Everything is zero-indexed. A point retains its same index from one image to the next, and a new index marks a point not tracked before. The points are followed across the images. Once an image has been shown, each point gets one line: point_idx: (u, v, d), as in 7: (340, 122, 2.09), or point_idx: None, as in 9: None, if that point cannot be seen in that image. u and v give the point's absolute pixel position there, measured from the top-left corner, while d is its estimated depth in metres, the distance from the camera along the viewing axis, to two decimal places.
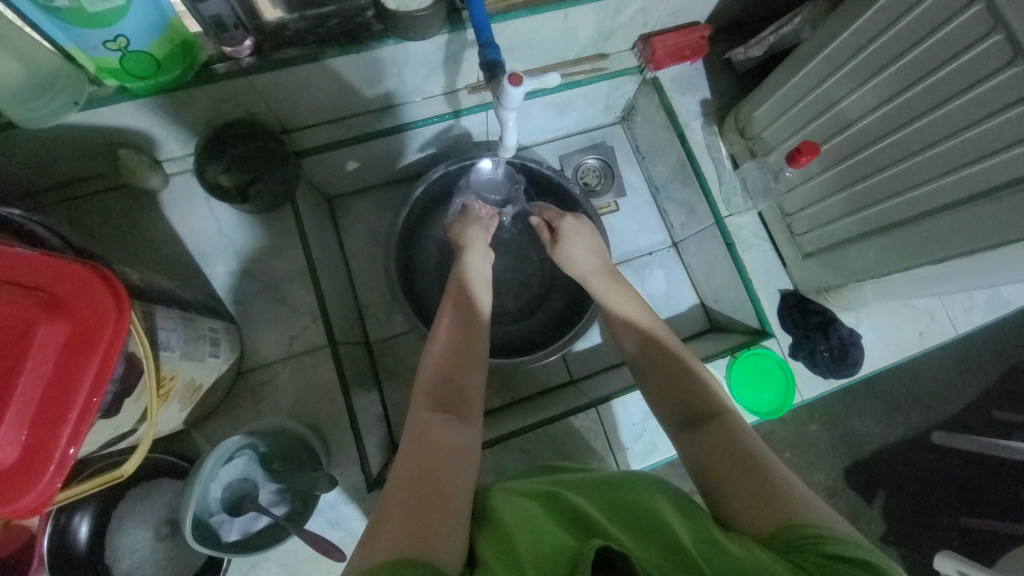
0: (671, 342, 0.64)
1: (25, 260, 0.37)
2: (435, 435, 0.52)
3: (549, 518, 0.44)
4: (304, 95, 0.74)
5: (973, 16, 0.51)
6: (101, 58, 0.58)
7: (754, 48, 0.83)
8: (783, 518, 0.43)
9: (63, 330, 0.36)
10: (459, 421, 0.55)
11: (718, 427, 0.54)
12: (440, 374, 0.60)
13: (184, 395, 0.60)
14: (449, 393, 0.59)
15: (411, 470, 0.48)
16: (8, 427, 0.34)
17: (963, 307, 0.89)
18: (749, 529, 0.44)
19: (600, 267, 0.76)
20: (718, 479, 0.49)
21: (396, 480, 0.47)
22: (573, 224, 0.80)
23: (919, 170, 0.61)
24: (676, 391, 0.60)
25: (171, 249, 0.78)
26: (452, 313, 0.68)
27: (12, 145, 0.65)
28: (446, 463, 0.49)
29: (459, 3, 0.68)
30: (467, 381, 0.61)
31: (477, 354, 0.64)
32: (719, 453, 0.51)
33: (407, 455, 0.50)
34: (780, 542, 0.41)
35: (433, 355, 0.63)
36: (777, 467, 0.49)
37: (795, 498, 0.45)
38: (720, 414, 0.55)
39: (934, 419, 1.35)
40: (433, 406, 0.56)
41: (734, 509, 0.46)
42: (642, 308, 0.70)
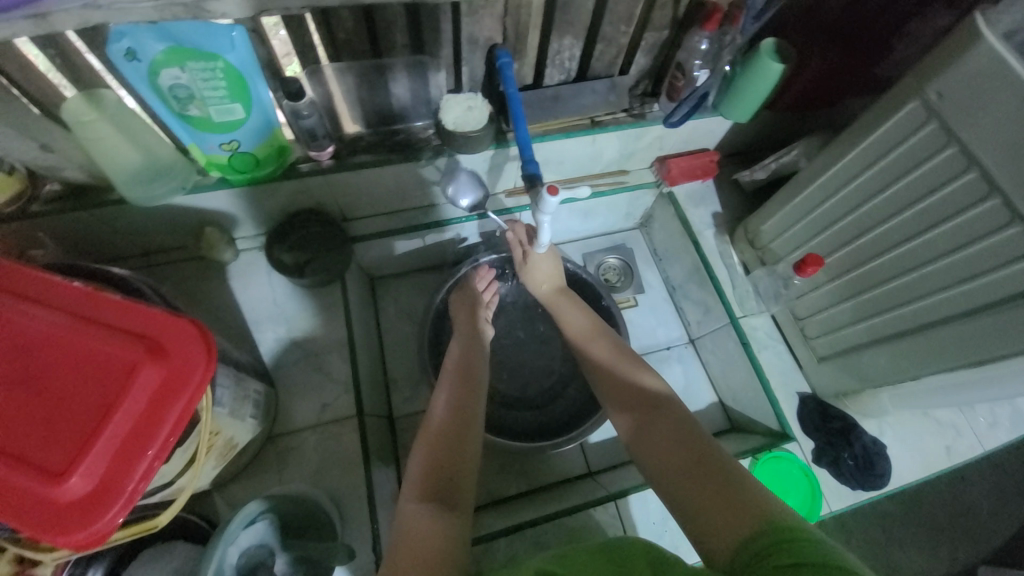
0: (627, 359, 0.72)
1: (143, 312, 0.44)
2: (425, 526, 0.55)
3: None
4: (366, 190, 0.86)
5: (949, 156, 0.60)
6: (213, 155, 0.71)
7: (759, 171, 0.96)
8: (751, 521, 0.47)
9: (160, 374, 0.42)
10: (453, 509, 0.58)
11: (681, 435, 0.59)
12: (435, 450, 0.63)
13: (221, 453, 0.62)
14: (442, 478, 0.61)
15: (403, 558, 0.51)
16: (94, 458, 0.39)
17: (988, 422, 0.88)
18: (717, 548, 0.48)
19: (557, 285, 0.86)
20: (685, 495, 0.53)
21: (389, 568, 0.51)
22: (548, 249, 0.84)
23: (920, 283, 0.67)
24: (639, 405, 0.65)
25: (228, 315, 0.86)
26: (452, 384, 0.72)
27: (119, 218, 0.77)
28: (440, 560, 0.52)
29: (505, 127, 0.83)
30: (460, 470, 0.62)
31: (471, 441, 0.66)
32: (680, 471, 0.55)
33: (403, 537, 0.54)
34: (750, 546, 0.45)
35: (430, 428, 0.66)
36: (737, 467, 0.54)
37: (758, 497, 0.49)
38: (681, 420, 0.61)
39: (985, 552, 1.23)
40: (427, 489, 0.59)
41: (703, 525, 0.50)
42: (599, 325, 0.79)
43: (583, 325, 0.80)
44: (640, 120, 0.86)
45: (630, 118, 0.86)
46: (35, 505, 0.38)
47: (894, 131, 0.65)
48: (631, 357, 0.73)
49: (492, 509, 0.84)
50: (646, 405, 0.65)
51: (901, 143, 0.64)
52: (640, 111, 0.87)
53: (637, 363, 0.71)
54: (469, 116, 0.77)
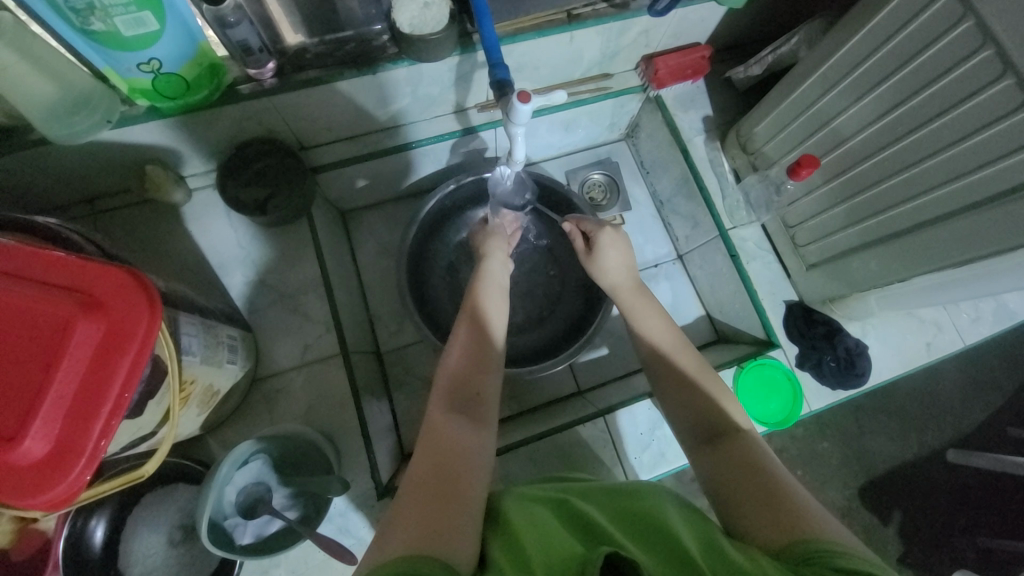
0: (705, 370, 0.64)
1: (68, 263, 0.39)
2: (448, 437, 0.53)
3: (557, 523, 0.45)
4: (322, 113, 0.77)
5: (964, 32, 0.53)
6: (134, 79, 0.62)
7: (754, 67, 0.86)
8: (801, 535, 0.44)
9: (99, 328, 0.38)
10: (477, 424, 0.56)
11: (749, 461, 0.53)
12: (456, 377, 0.61)
13: (202, 400, 0.61)
14: (466, 394, 0.59)
15: (425, 468, 0.49)
16: (45, 418, 0.37)
17: (970, 318, 0.90)
18: (763, 543, 0.45)
19: (630, 280, 0.75)
20: (738, 498, 0.50)
21: (411, 478, 0.48)
22: (614, 236, 0.76)
23: (916, 180, 0.63)
24: (709, 423, 0.59)
25: (191, 260, 0.81)
26: (469, 305, 0.69)
27: (45, 161, 0.69)
28: (464, 463, 0.50)
29: (469, 28, 0.72)
30: (484, 387, 0.60)
31: (491, 364, 0.63)
32: (736, 475, 0.52)
33: (425, 449, 0.52)
34: (795, 554, 0.42)
35: (451, 356, 0.63)
36: (798, 490, 0.50)
37: (816, 520, 0.45)
38: (753, 451, 0.54)
39: (949, 436, 1.34)
40: (450, 407, 0.57)
41: (751, 531, 0.47)
42: (682, 338, 0.68)
43: (662, 335, 0.68)
44: (622, 11, 0.75)
45: (611, 10, 0.76)
46: None
47: (907, 4, 0.57)
48: (713, 376, 0.64)
49: None
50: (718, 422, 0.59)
51: (915, 18, 0.56)
52: (624, 0, 0.76)
53: (721, 386, 0.63)
54: (426, 16, 0.67)
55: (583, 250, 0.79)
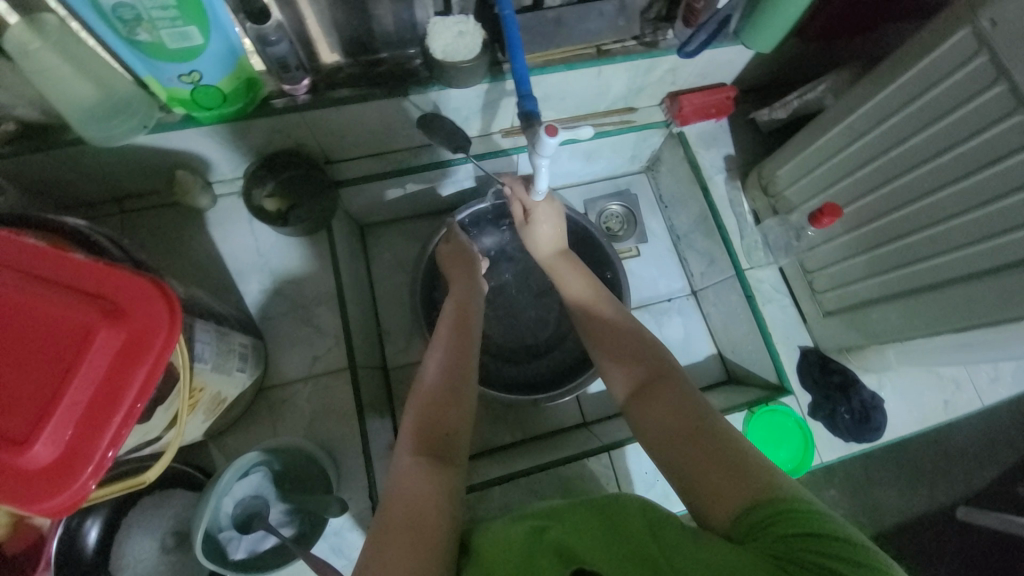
0: (631, 326, 0.68)
1: (95, 269, 0.40)
2: (417, 484, 0.51)
3: (536, 561, 0.43)
4: (350, 129, 0.79)
5: (995, 96, 0.53)
6: (174, 89, 0.63)
7: (778, 110, 0.87)
8: (751, 496, 0.45)
9: (119, 337, 0.39)
10: (446, 463, 0.55)
11: (686, 414, 0.55)
12: (425, 413, 0.59)
13: (209, 407, 0.62)
14: (436, 434, 0.57)
15: (393, 517, 0.47)
16: (56, 424, 0.37)
17: (990, 378, 0.88)
18: (718, 521, 0.47)
19: (558, 248, 0.80)
20: (681, 460, 0.52)
21: (380, 525, 0.47)
22: (550, 209, 0.79)
23: (940, 238, 0.62)
24: (641, 376, 0.61)
25: (210, 264, 0.82)
26: (447, 332, 0.68)
27: (80, 160, 0.70)
28: (430, 519, 0.48)
29: (501, 57, 0.74)
30: (453, 424, 0.59)
31: (467, 397, 0.62)
32: (679, 434, 0.53)
33: (391, 500, 0.50)
34: (750, 518, 0.44)
35: (424, 381, 0.62)
36: (735, 436, 0.52)
37: (758, 470, 0.47)
38: (686, 397, 0.57)
39: (962, 494, 1.30)
40: (419, 450, 0.55)
41: (703, 498, 0.49)
42: (600, 290, 0.75)
43: (586, 292, 0.75)
44: (652, 50, 0.77)
45: (641, 48, 0.77)
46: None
47: (937, 64, 0.57)
48: (635, 320, 0.69)
49: (487, 457, 0.85)
50: (646, 372, 0.61)
51: (945, 78, 0.57)
52: (653, 39, 0.78)
53: (642, 334, 0.66)
54: (459, 44, 0.69)
55: (522, 220, 0.82)
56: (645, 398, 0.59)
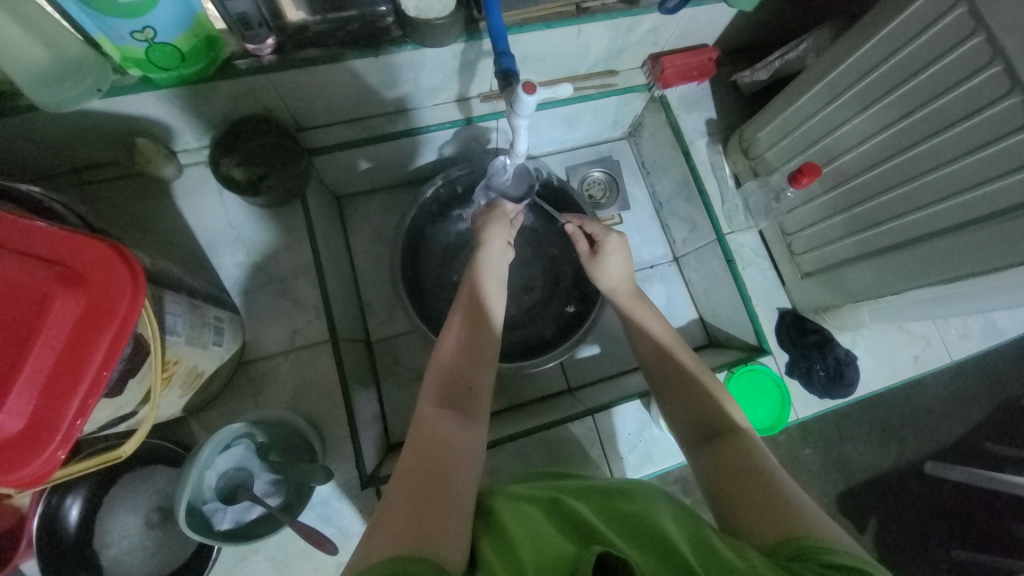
0: (696, 367, 0.66)
1: (47, 234, 0.38)
2: (442, 433, 0.52)
3: (547, 523, 0.44)
4: (321, 94, 0.76)
5: (973, 48, 0.52)
6: (127, 48, 0.59)
7: (760, 72, 0.86)
8: (790, 530, 0.44)
9: (79, 303, 0.37)
10: (467, 420, 0.56)
11: (747, 459, 0.54)
12: (448, 372, 0.61)
13: (185, 382, 0.60)
14: (458, 390, 0.59)
15: (415, 466, 0.49)
16: (17, 395, 0.35)
17: (958, 334, 0.91)
18: (756, 540, 0.46)
19: (629, 287, 0.77)
20: (729, 494, 0.51)
21: (400, 475, 0.48)
22: (618, 243, 0.77)
23: (915, 195, 0.62)
24: (707, 419, 0.61)
25: (179, 238, 0.79)
26: (462, 322, 0.66)
27: (31, 128, 0.66)
28: (448, 464, 0.49)
29: (476, 15, 0.71)
30: (476, 381, 0.61)
31: (486, 357, 0.63)
32: (734, 473, 0.53)
33: (412, 452, 0.51)
34: (784, 548, 0.43)
35: (443, 353, 0.62)
36: (791, 487, 0.50)
37: (803, 514, 0.46)
38: (750, 450, 0.55)
39: (929, 449, 1.37)
40: (441, 402, 0.57)
41: (740, 522, 0.49)
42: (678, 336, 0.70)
43: (662, 331, 0.70)
44: (632, 7, 0.75)
45: (621, 5, 0.75)
46: None
47: (916, 17, 0.56)
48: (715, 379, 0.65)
49: None
50: (712, 416, 0.61)
51: (924, 32, 0.56)
52: None
53: (711, 378, 0.65)
54: (432, 0, 0.66)
55: (586, 252, 0.79)
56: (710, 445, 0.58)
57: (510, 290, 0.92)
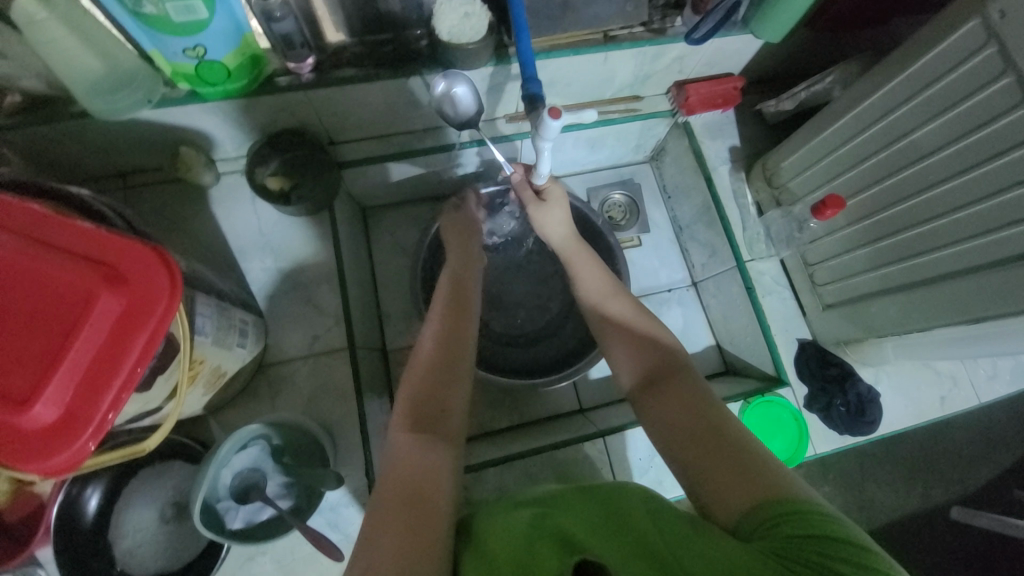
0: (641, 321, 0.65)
1: (98, 236, 0.40)
2: (413, 463, 0.50)
3: (531, 534, 0.44)
4: (354, 110, 0.79)
5: (1003, 87, 0.52)
6: (179, 64, 0.63)
7: (785, 101, 0.86)
8: (759, 496, 0.44)
9: (120, 302, 0.39)
10: (437, 437, 0.53)
11: (699, 413, 0.53)
12: (421, 388, 0.58)
13: (208, 381, 0.62)
14: (429, 412, 0.56)
15: (393, 491, 0.47)
16: (57, 386, 0.37)
17: (988, 374, 0.88)
18: (728, 516, 0.45)
19: (570, 236, 0.77)
20: (691, 459, 0.50)
21: (379, 497, 0.47)
22: (560, 194, 0.78)
23: (942, 231, 0.61)
24: (653, 370, 0.60)
25: (211, 242, 0.82)
26: (440, 313, 0.66)
27: (84, 134, 0.71)
28: (426, 495, 0.48)
29: (506, 40, 0.74)
30: (449, 400, 0.57)
31: (461, 369, 0.61)
32: (691, 432, 0.52)
33: (389, 471, 0.50)
34: (760, 516, 0.43)
35: (419, 356, 0.61)
36: (749, 439, 0.50)
37: (770, 473, 0.46)
38: (699, 394, 0.55)
39: (959, 495, 1.31)
40: (413, 427, 0.54)
41: (709, 493, 0.48)
42: (617, 285, 0.71)
43: (597, 283, 0.71)
44: (659, 36, 0.77)
45: (648, 34, 0.77)
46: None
47: (946, 55, 0.56)
48: (649, 315, 0.66)
49: (482, 440, 0.85)
50: (659, 364, 0.60)
51: (953, 69, 0.56)
52: (661, 26, 0.77)
53: (659, 326, 0.65)
54: (465, 26, 0.68)
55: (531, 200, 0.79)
56: (652, 393, 0.58)
57: (526, 306, 0.93)
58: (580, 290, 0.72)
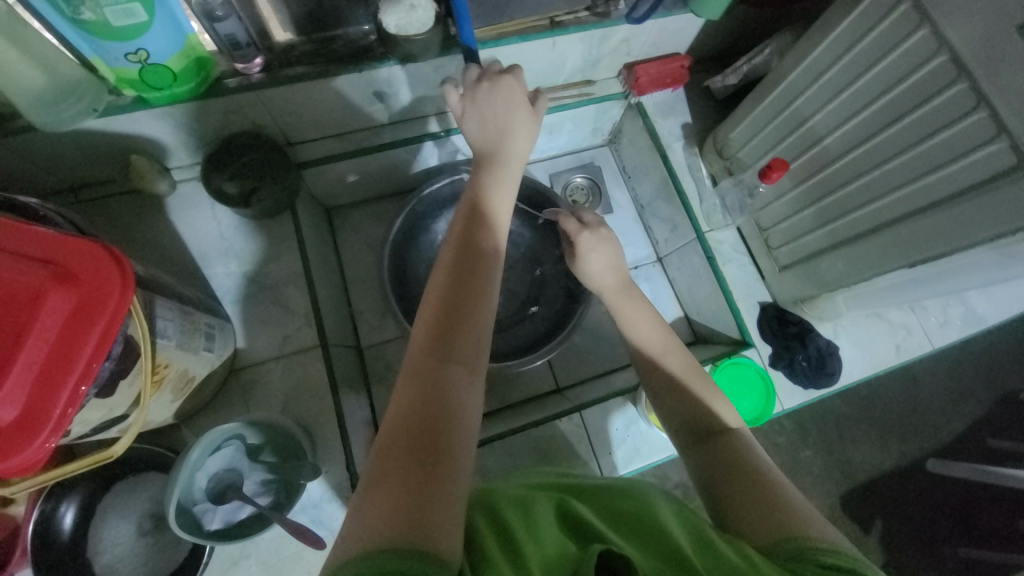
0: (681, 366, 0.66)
1: (42, 236, 0.40)
2: (428, 395, 0.46)
3: (552, 524, 0.43)
4: (307, 109, 0.79)
5: (919, 40, 0.56)
6: (122, 69, 0.63)
7: (730, 76, 0.89)
8: (784, 532, 0.46)
9: (72, 299, 0.39)
10: (469, 374, 0.49)
11: (738, 462, 0.55)
12: (438, 313, 0.52)
13: (176, 386, 0.62)
14: (446, 337, 0.50)
15: (403, 428, 0.44)
16: (12, 385, 0.37)
17: (939, 321, 0.93)
18: (753, 539, 0.47)
19: (614, 282, 0.75)
20: (727, 495, 0.53)
21: (386, 438, 0.44)
22: (603, 237, 0.76)
23: (877, 183, 0.65)
24: (700, 419, 0.62)
25: (172, 251, 0.81)
26: (464, 227, 0.58)
27: (30, 148, 0.69)
28: (439, 434, 0.43)
29: (453, 31, 0.76)
30: (470, 326, 0.51)
31: (487, 287, 0.54)
32: (731, 474, 0.54)
33: (399, 408, 0.45)
34: (783, 548, 0.44)
35: (440, 276, 0.54)
36: (787, 488, 0.52)
37: (800, 515, 0.47)
38: (741, 450, 0.57)
39: (929, 447, 1.37)
40: (431, 356, 0.49)
41: (737, 521, 0.50)
42: (673, 340, 0.69)
43: (652, 335, 0.69)
44: (603, 20, 0.79)
45: (593, 18, 0.79)
46: None
47: (867, 15, 0.60)
48: (703, 376, 0.66)
49: None
50: (706, 418, 0.62)
51: (874, 28, 0.60)
52: (605, 10, 0.79)
53: (705, 383, 0.66)
54: (412, 18, 0.68)
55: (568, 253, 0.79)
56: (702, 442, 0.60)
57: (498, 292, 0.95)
58: (631, 336, 0.70)
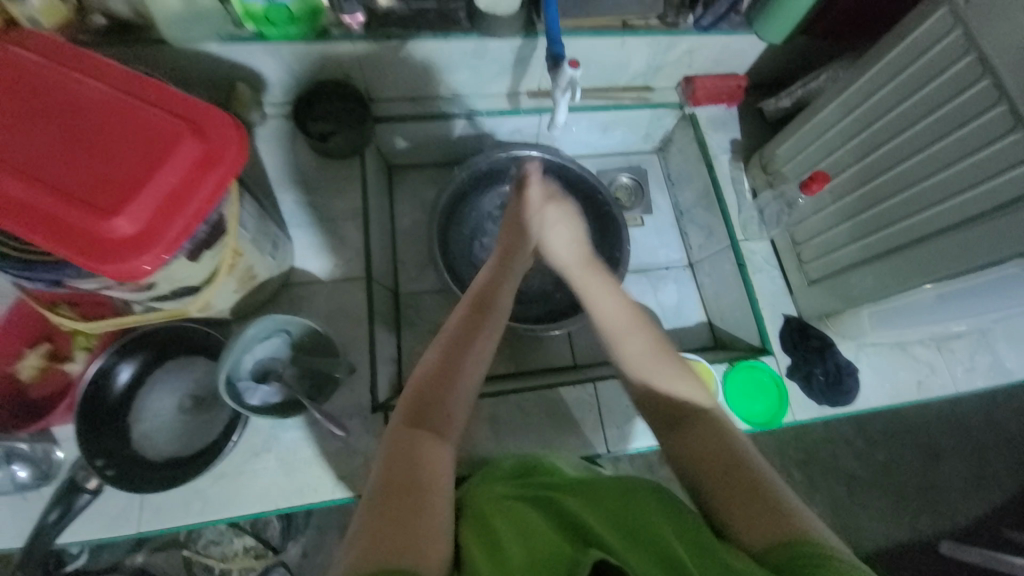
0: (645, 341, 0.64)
1: (186, 101, 0.52)
2: (414, 455, 0.49)
3: (539, 518, 0.50)
4: (393, 68, 0.88)
5: (966, 65, 0.60)
6: (251, 4, 0.73)
7: (784, 99, 0.96)
8: (784, 535, 0.45)
9: (199, 149, 0.50)
10: (441, 434, 0.53)
11: (719, 448, 0.54)
12: (426, 389, 0.55)
13: (241, 279, 0.69)
14: (432, 408, 0.54)
15: (390, 479, 0.47)
16: (141, 204, 0.47)
17: (965, 368, 0.93)
18: (747, 544, 0.47)
19: (580, 259, 0.71)
20: (711, 489, 0.52)
21: (376, 486, 0.47)
22: (565, 213, 0.71)
23: (913, 200, 0.68)
24: (671, 404, 0.60)
25: (251, 174, 0.90)
26: (461, 317, 0.62)
27: (157, 60, 0.79)
28: (421, 488, 0.47)
29: (535, 19, 0.84)
30: (453, 401, 0.55)
31: (469, 390, 0.57)
32: (715, 464, 0.53)
33: (388, 462, 0.49)
34: (780, 555, 0.44)
35: (432, 355, 0.59)
36: (778, 484, 0.51)
37: (795, 516, 0.47)
38: (718, 431, 0.56)
39: (945, 526, 1.32)
40: (416, 422, 0.53)
41: (730, 523, 0.49)
42: (635, 312, 0.66)
43: (617, 314, 0.66)
44: (673, 29, 0.86)
45: (662, 26, 0.86)
46: (84, 237, 0.46)
47: (920, 41, 0.64)
48: (672, 357, 0.63)
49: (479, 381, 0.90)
50: (678, 403, 0.60)
51: (924, 53, 0.64)
52: (674, 20, 0.86)
53: (673, 363, 0.63)
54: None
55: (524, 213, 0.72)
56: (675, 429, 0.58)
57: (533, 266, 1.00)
58: (596, 318, 0.67)
